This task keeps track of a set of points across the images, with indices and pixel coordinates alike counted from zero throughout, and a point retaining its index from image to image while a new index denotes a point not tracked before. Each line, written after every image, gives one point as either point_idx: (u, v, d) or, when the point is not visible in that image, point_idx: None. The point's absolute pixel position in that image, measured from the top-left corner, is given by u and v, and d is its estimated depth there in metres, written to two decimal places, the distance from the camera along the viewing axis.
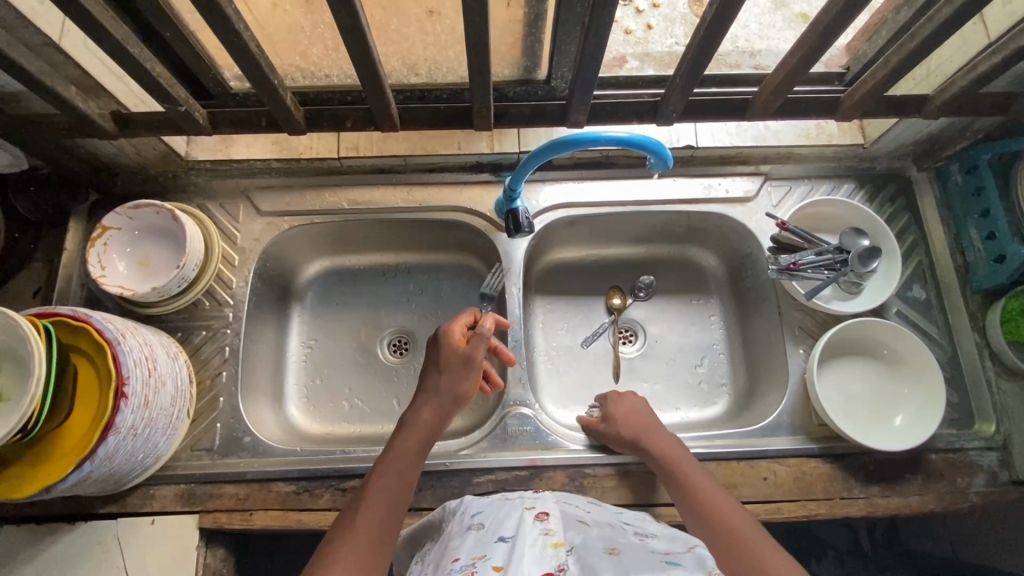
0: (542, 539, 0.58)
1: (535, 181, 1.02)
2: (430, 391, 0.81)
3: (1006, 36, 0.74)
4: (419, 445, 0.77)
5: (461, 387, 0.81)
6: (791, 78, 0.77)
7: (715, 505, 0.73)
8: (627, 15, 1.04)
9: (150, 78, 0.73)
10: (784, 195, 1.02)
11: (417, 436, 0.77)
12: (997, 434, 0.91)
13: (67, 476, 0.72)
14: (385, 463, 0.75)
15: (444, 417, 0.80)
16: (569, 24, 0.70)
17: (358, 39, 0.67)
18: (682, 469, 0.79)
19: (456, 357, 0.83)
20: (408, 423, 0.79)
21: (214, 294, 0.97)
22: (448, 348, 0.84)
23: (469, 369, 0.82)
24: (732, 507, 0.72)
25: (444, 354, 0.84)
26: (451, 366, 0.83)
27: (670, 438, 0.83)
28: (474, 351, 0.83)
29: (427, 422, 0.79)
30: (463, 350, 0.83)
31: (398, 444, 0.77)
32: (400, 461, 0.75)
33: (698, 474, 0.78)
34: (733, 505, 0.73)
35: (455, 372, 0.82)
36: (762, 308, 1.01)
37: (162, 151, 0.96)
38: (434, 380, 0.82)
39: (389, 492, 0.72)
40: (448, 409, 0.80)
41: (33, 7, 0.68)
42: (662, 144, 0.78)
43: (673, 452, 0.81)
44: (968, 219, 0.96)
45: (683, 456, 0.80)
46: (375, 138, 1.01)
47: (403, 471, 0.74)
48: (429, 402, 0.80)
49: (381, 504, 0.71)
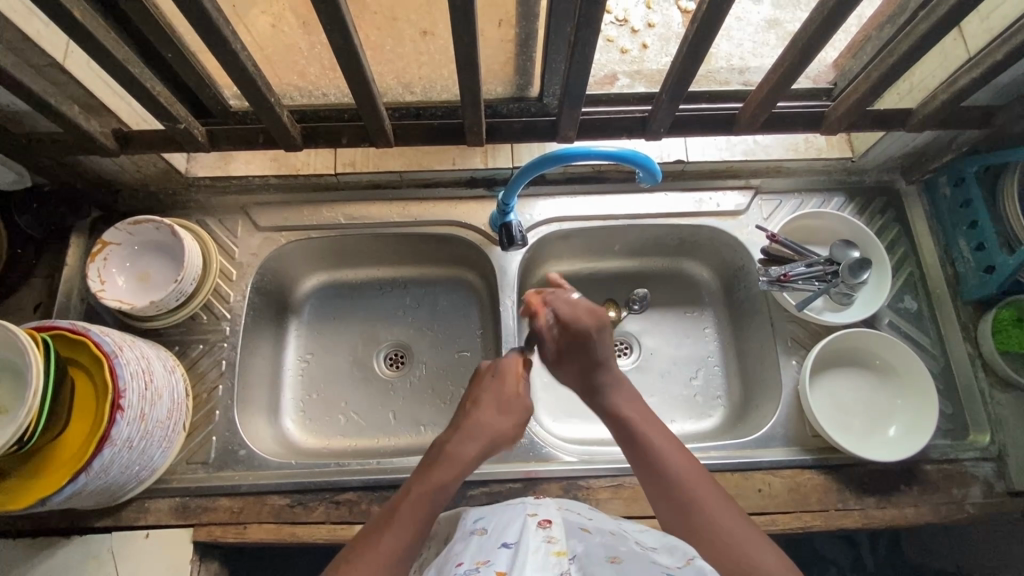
0: (545, 547, 0.59)
1: (530, 196, 1.03)
2: (484, 427, 0.77)
3: (983, 52, 0.76)
4: (455, 482, 0.72)
5: (512, 433, 0.79)
6: (774, 93, 0.79)
7: (677, 470, 0.71)
8: (623, 35, 1.08)
9: (150, 97, 0.75)
10: (774, 208, 1.03)
11: (458, 470, 0.73)
12: (991, 445, 0.90)
13: (62, 489, 0.73)
14: (417, 490, 0.70)
15: (483, 458, 0.76)
16: (557, 43, 0.72)
17: (351, 59, 0.69)
18: (647, 435, 0.75)
19: (515, 399, 0.79)
20: (450, 452, 0.74)
21: (212, 308, 0.98)
22: (512, 389, 0.80)
23: (524, 420, 0.80)
24: (699, 475, 0.70)
25: (507, 395, 0.79)
26: (508, 407, 0.79)
27: (633, 395, 0.80)
28: (531, 402, 0.82)
29: (469, 462, 0.74)
30: (525, 399, 0.81)
31: (437, 473, 0.72)
32: (434, 493, 0.70)
33: (661, 435, 0.75)
34: (703, 474, 0.71)
35: (513, 417, 0.79)
36: (755, 320, 1.02)
37: (163, 168, 0.98)
38: (491, 416, 0.78)
39: (417, 519, 0.67)
40: (490, 451, 0.77)
41: (38, 29, 0.71)
42: (650, 158, 0.80)
43: (635, 412, 0.77)
44: (957, 231, 0.97)
45: (643, 416, 0.77)
46: (370, 155, 1.03)
47: (433, 504, 0.69)
48: (475, 439, 0.75)
49: (404, 531, 0.66)
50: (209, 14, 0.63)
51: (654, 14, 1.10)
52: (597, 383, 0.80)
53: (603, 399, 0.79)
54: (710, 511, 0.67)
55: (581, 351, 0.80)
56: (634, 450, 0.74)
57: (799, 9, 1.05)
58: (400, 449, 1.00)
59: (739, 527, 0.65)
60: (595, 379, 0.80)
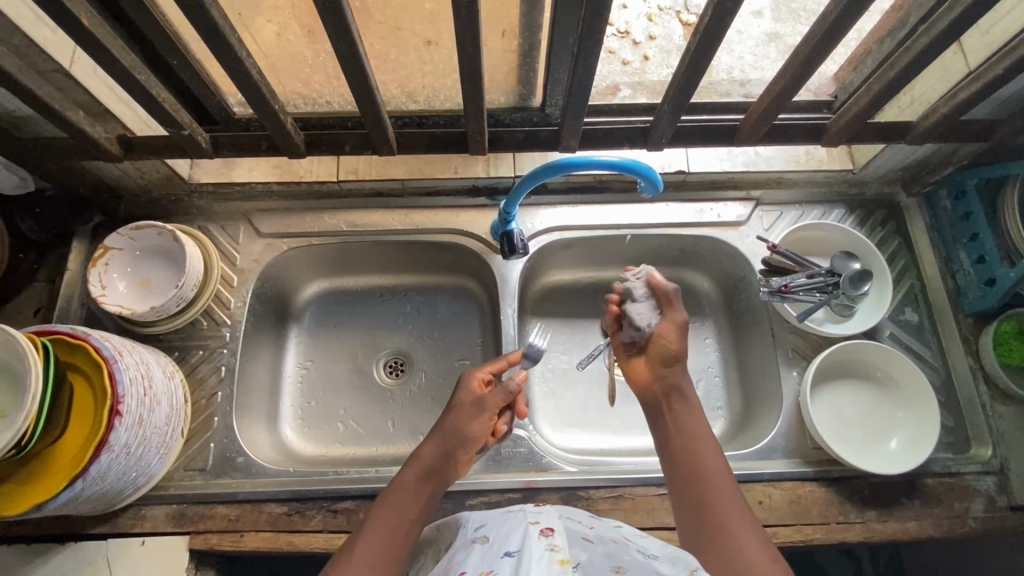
0: (548, 555, 0.58)
1: (530, 205, 1.04)
2: (436, 427, 0.77)
3: (982, 66, 0.77)
4: (419, 483, 0.72)
5: (470, 428, 0.76)
6: (777, 104, 0.79)
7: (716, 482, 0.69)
8: (625, 47, 1.09)
9: (155, 104, 0.75)
10: (775, 219, 1.03)
11: (417, 471, 0.73)
12: (994, 459, 0.90)
13: (59, 494, 0.72)
14: (383, 497, 0.71)
15: (450, 456, 0.75)
16: (560, 52, 0.73)
17: (356, 68, 0.70)
18: (693, 442, 0.74)
19: (471, 398, 0.79)
20: (412, 456, 0.76)
21: (212, 314, 0.98)
22: (464, 388, 0.80)
23: (482, 411, 0.78)
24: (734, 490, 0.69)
25: (457, 394, 0.80)
26: (464, 406, 0.78)
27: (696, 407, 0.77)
28: (494, 396, 0.78)
29: (431, 462, 0.74)
30: (480, 392, 0.79)
31: (401, 478, 0.73)
32: (398, 495, 0.71)
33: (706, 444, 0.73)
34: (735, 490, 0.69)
35: (467, 412, 0.78)
36: (756, 331, 1.02)
37: (166, 174, 0.98)
38: (443, 417, 0.78)
39: (384, 524, 0.68)
40: (454, 449, 0.75)
41: (45, 34, 0.71)
42: (652, 168, 0.80)
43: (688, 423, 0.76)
44: (958, 244, 0.98)
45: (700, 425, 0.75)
46: (373, 163, 1.03)
47: (402, 507, 0.70)
48: (432, 439, 0.76)
49: (375, 532, 0.67)
50: (215, 22, 0.63)
51: (655, 26, 1.11)
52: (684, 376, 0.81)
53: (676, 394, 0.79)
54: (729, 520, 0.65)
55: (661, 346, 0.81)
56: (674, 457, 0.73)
57: (799, 23, 1.06)
58: (399, 457, 0.99)
59: (752, 541, 0.63)
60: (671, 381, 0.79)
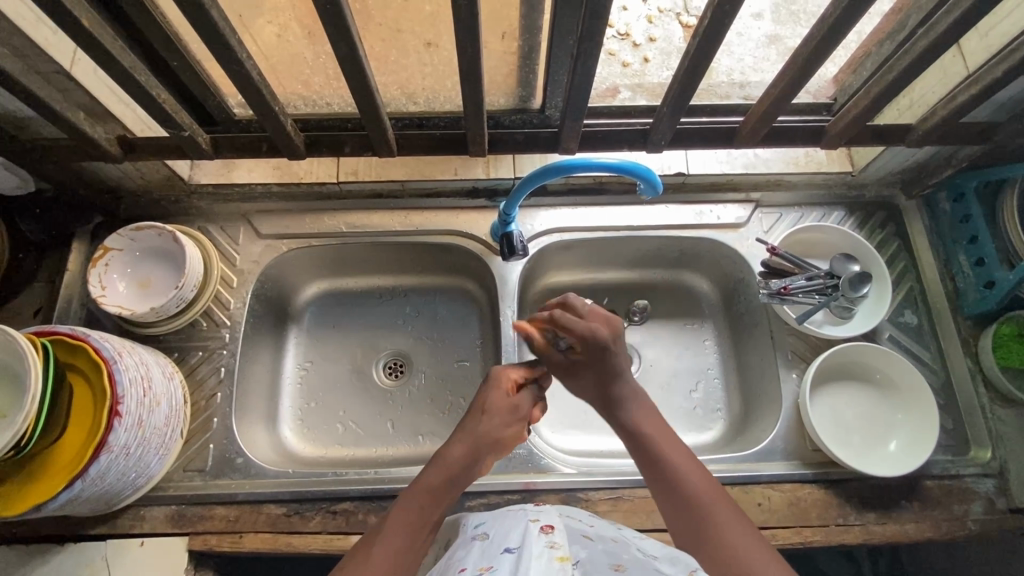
0: (548, 552, 0.58)
1: (530, 206, 1.04)
2: (466, 428, 0.75)
3: (981, 69, 0.77)
4: (446, 487, 0.71)
5: (501, 434, 0.75)
6: (776, 107, 0.79)
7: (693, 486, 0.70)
8: (625, 49, 1.09)
9: (156, 105, 0.75)
10: (775, 221, 1.03)
11: (445, 474, 0.71)
12: (993, 461, 0.90)
13: (58, 495, 0.72)
14: (403, 499, 0.70)
15: (478, 460, 0.73)
16: (560, 54, 0.73)
17: (356, 70, 0.70)
18: (660, 447, 0.74)
19: (506, 402, 0.77)
20: (437, 455, 0.73)
21: (212, 315, 0.98)
22: (498, 389, 0.78)
23: (514, 418, 0.77)
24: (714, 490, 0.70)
25: (489, 395, 0.77)
26: (496, 410, 0.76)
27: (652, 411, 0.78)
28: (525, 402, 0.78)
29: (458, 465, 0.72)
30: (514, 397, 0.77)
31: (425, 478, 0.72)
32: (422, 498, 0.70)
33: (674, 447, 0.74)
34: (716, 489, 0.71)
35: (499, 416, 0.76)
36: (756, 332, 1.02)
37: (166, 175, 0.98)
38: (474, 419, 0.76)
39: (404, 527, 0.67)
40: (483, 453, 0.74)
41: (46, 36, 0.71)
42: (651, 170, 0.80)
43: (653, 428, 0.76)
44: (957, 246, 0.98)
45: (660, 429, 0.76)
46: (373, 164, 1.04)
47: (424, 510, 0.69)
48: (462, 440, 0.74)
49: (395, 533, 0.67)
50: (216, 24, 0.63)
51: (655, 28, 1.12)
52: (617, 395, 0.79)
53: (621, 414, 0.78)
54: (718, 522, 0.67)
55: (596, 361, 0.80)
56: (651, 466, 0.73)
57: (799, 25, 1.07)
58: (399, 458, 0.99)
59: (748, 540, 0.65)
60: (614, 391, 0.79)
